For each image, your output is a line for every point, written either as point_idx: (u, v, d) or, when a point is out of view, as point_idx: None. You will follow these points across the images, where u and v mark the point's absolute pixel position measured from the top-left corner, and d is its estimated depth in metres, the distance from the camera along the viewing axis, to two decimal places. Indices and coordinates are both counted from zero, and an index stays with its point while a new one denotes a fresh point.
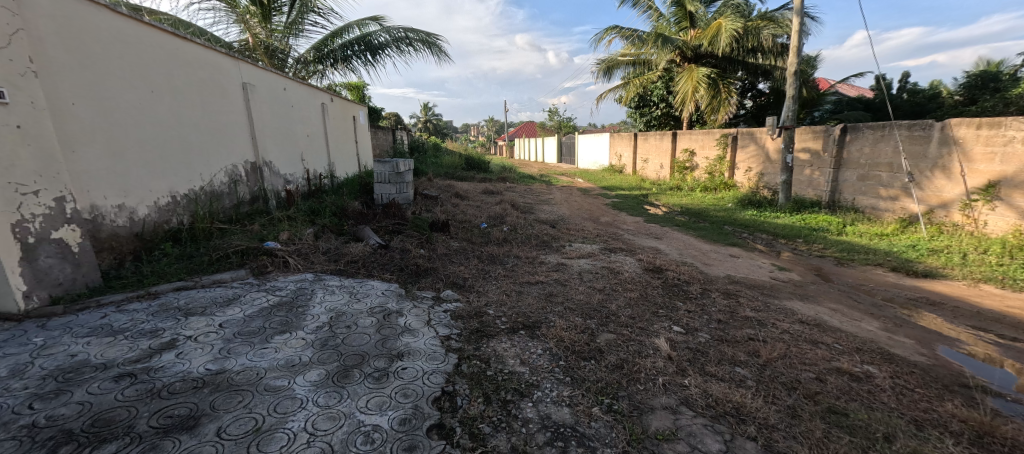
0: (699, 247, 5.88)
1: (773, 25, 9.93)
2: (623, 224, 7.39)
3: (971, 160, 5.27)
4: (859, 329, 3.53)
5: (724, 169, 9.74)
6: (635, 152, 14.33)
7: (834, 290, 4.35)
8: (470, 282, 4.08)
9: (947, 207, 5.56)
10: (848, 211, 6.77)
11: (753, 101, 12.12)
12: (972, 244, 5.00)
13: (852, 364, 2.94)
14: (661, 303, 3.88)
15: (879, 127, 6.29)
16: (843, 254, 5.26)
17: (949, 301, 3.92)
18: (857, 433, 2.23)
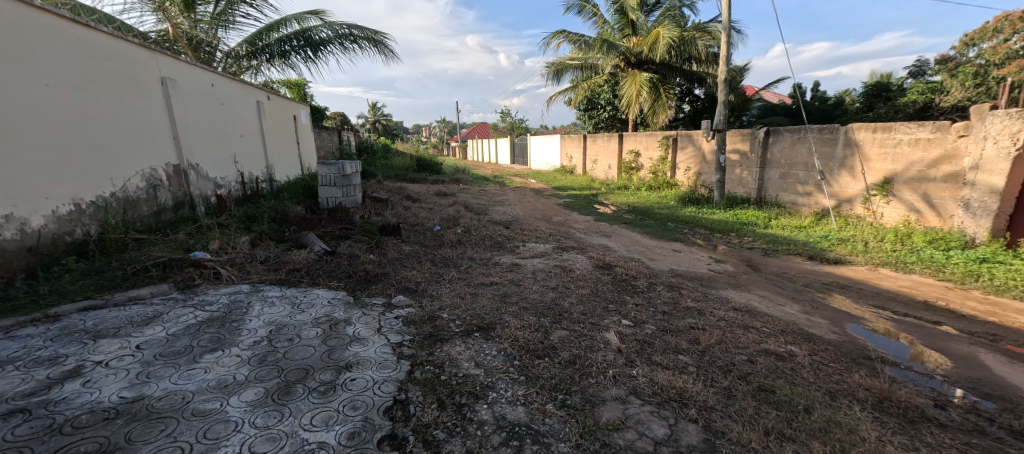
0: (644, 243, 6.22)
1: (706, 36, 10.67)
2: (574, 223, 7.65)
3: (869, 160, 5.99)
4: (784, 313, 3.91)
5: (666, 169, 10.31)
6: (584, 153, 14.80)
7: (763, 278, 4.78)
8: (423, 286, 4.08)
9: (851, 201, 6.27)
10: (773, 207, 7.43)
11: (690, 106, 12.94)
12: (872, 233, 5.67)
13: (777, 345, 3.26)
14: (611, 298, 4.09)
15: (797, 130, 6.97)
16: (770, 245, 5.77)
17: (855, 284, 4.45)
18: (782, 407, 2.50)
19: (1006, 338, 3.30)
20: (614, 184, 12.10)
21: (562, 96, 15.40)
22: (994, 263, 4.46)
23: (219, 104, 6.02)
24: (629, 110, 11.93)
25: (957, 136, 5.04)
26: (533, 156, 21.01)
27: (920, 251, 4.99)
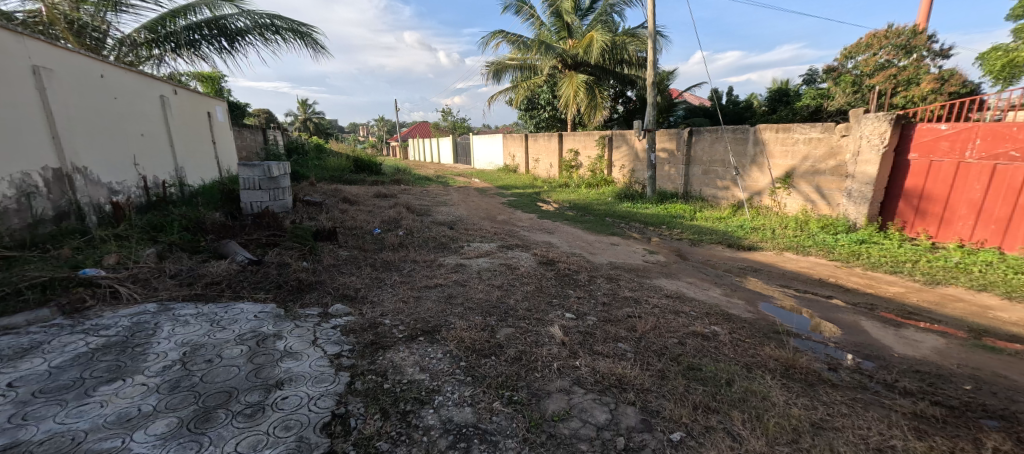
0: (585, 238, 6.51)
1: (635, 41, 11.32)
2: (518, 221, 7.81)
3: (773, 157, 6.73)
4: (708, 296, 4.31)
5: (603, 167, 10.81)
6: (526, 152, 15.09)
7: (690, 266, 5.21)
8: (363, 293, 4.00)
9: (761, 193, 7.02)
10: (698, 200, 8.08)
11: (624, 107, 13.68)
12: (779, 221, 6.37)
13: (703, 327, 3.60)
14: (555, 293, 4.27)
15: (715, 130, 7.64)
16: (695, 236, 6.29)
17: (766, 267, 5.00)
18: (708, 383, 2.79)
19: (881, 306, 3.89)
20: (555, 182, 12.47)
21: (503, 95, 15.55)
22: (873, 245, 5.23)
23: (112, 99, 5.44)
24: (567, 110, 12.33)
25: (841, 135, 5.80)
26: (476, 156, 21.06)
27: (816, 236, 5.71)
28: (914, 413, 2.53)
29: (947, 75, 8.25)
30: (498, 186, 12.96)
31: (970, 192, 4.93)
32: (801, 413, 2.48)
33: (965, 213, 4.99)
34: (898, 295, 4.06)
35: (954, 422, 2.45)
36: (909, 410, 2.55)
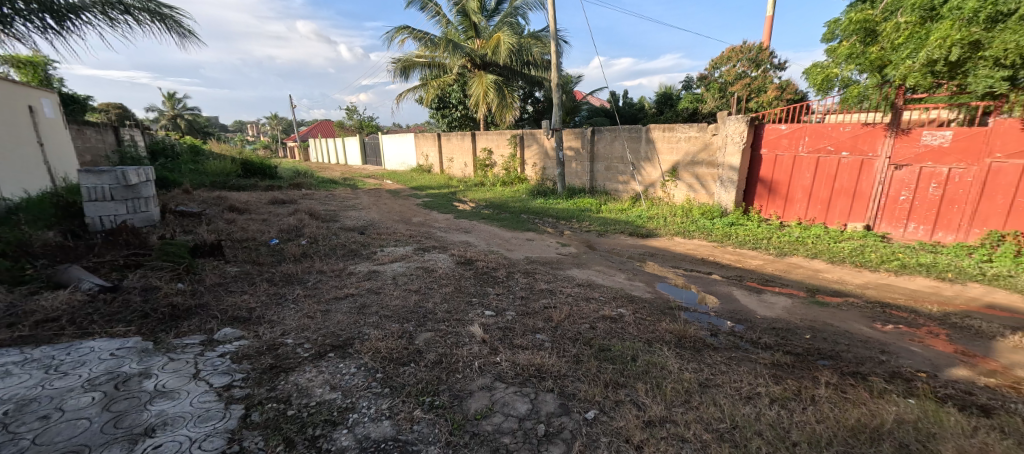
0: (501, 235, 6.71)
1: (539, 44, 11.80)
2: (434, 223, 7.77)
3: (662, 152, 7.55)
4: (614, 282, 4.75)
5: (516, 165, 11.19)
6: (439, 152, 14.98)
7: (598, 255, 5.67)
8: (259, 313, 3.71)
9: (653, 185, 7.85)
10: (602, 194, 8.76)
11: (533, 106, 14.27)
12: (670, 210, 7.18)
13: (611, 310, 3.97)
14: (474, 292, 4.39)
15: (613, 129, 8.37)
16: (601, 228, 6.83)
17: (660, 251, 5.65)
18: (616, 361, 3.11)
19: (748, 277, 4.63)
20: (470, 181, 12.59)
21: (412, 94, 15.21)
22: (741, 226, 6.17)
23: None
24: (477, 109, 12.54)
25: (713, 134, 6.75)
26: (386, 156, 20.35)
27: (698, 221, 6.55)
28: (773, 363, 3.09)
29: (783, 87, 10.10)
30: (412, 187, 12.73)
31: (802, 179, 6.10)
32: (691, 376, 2.90)
33: (800, 196, 6.15)
34: (760, 267, 4.86)
35: (799, 366, 3.03)
36: (769, 361, 3.10)
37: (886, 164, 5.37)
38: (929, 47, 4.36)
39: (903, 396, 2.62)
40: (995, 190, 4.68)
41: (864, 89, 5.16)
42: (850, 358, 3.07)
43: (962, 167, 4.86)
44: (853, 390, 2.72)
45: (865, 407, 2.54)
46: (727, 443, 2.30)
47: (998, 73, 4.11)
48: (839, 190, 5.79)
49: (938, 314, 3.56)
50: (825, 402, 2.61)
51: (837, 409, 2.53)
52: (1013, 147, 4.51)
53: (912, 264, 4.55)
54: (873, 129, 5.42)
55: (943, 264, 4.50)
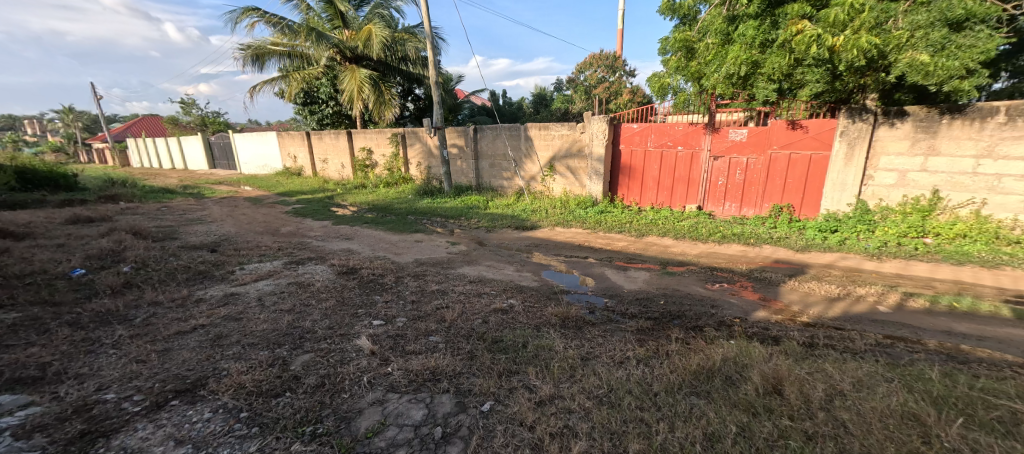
0: (387, 239, 6.48)
1: (414, 39, 11.63)
2: (309, 231, 7.13)
3: (539, 149, 8.16)
4: (503, 274, 4.99)
5: (400, 165, 10.97)
6: (311, 152, 13.88)
7: (488, 250, 5.90)
8: (59, 368, 2.98)
9: (534, 180, 8.44)
10: (489, 191, 9.13)
11: (414, 104, 14.09)
12: (550, 202, 7.82)
13: (502, 302, 4.19)
14: (360, 302, 4.22)
15: (496, 129, 8.78)
16: (489, 223, 7.12)
17: (543, 241, 6.14)
18: (509, 350, 3.35)
19: (616, 257, 5.31)
20: (349, 183, 11.97)
21: (269, 86, 13.68)
22: (609, 213, 7.04)
23: None
24: (352, 105, 11.97)
25: (581, 132, 7.53)
26: (244, 158, 17.98)
27: (574, 211, 7.28)
28: (637, 329, 3.62)
29: (635, 90, 11.70)
30: (280, 192, 11.60)
31: (651, 169, 7.19)
32: (574, 353, 3.25)
33: (651, 185, 7.26)
34: (625, 248, 5.61)
35: (657, 328, 3.61)
36: (634, 328, 3.63)
37: (707, 156, 6.63)
38: (728, 63, 5.31)
39: (726, 338, 3.31)
40: (775, 174, 6.17)
41: (690, 97, 6.34)
42: (691, 315, 3.76)
43: (756, 158, 6.28)
44: (694, 340, 3.34)
45: (701, 352, 3.15)
46: (604, 405, 2.67)
47: (772, 85, 5.25)
48: (678, 179, 6.98)
49: (748, 271, 4.56)
50: (674, 354, 3.17)
51: (683, 358, 3.10)
52: (785, 140, 6.01)
53: (729, 234, 5.71)
54: (696, 128, 6.66)
55: (749, 232, 5.73)
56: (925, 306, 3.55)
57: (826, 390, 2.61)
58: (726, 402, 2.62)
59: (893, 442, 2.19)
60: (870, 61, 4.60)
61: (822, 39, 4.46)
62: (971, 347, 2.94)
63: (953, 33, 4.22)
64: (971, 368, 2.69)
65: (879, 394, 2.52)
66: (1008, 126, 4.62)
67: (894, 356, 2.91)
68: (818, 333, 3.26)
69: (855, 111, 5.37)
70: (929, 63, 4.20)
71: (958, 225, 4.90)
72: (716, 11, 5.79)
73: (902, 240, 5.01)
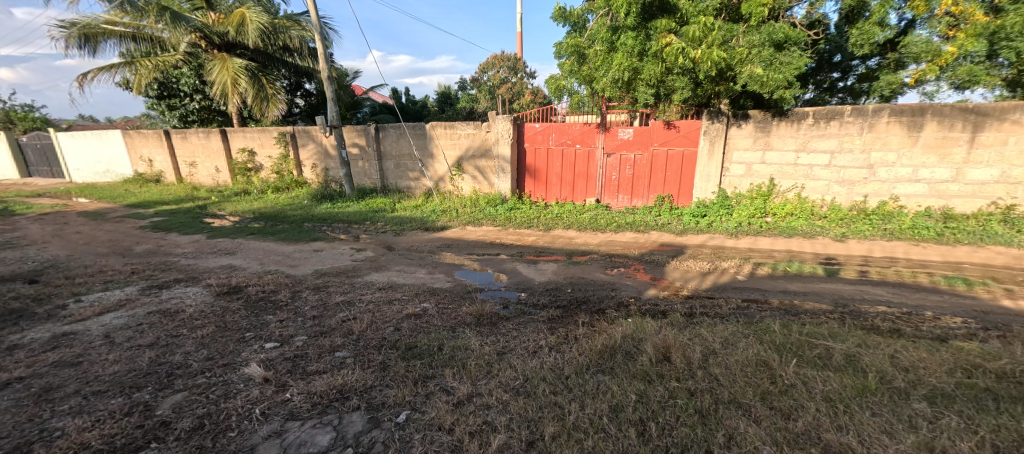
0: (280, 250, 5.83)
1: (298, 27, 10.56)
2: (178, 247, 6.07)
3: (446, 148, 8.12)
4: (414, 278, 4.85)
5: (291, 168, 9.98)
6: (173, 155, 11.86)
7: (397, 254, 5.68)
8: None
9: (443, 180, 8.37)
10: (395, 193, 8.78)
11: (304, 100, 12.79)
12: (460, 202, 7.83)
13: (415, 307, 4.09)
14: (247, 325, 3.74)
15: (399, 127, 8.46)
16: (397, 227, 6.86)
17: (455, 241, 6.11)
18: (425, 354, 3.29)
19: (526, 252, 5.53)
20: (227, 190, 10.50)
21: (108, 74, 11.33)
22: (518, 210, 7.32)
23: None
24: (228, 100, 10.51)
25: (487, 131, 7.68)
26: (74, 163, 14.58)
27: (485, 210, 7.41)
28: (549, 318, 3.83)
29: None
30: (131, 203, 9.69)
31: (554, 167, 7.64)
32: (490, 349, 3.31)
33: (554, 181, 7.70)
34: (534, 242, 5.88)
35: (565, 315, 3.86)
36: (546, 318, 3.83)
37: (602, 153, 7.26)
38: (614, 70, 5.84)
39: (624, 317, 3.68)
40: (657, 168, 7.00)
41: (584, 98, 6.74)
42: (595, 299, 4.10)
43: (642, 154, 7.04)
44: (597, 323, 3.65)
45: (604, 332, 3.47)
46: (520, 395, 2.79)
47: (650, 90, 5.95)
48: (578, 175, 7.52)
49: (640, 255, 5.12)
50: (581, 337, 3.43)
51: (589, 340, 3.37)
52: (664, 138, 6.85)
53: (623, 223, 6.34)
54: (590, 127, 7.23)
55: (640, 221, 6.42)
56: (768, 272, 4.38)
57: (702, 351, 3.08)
58: (626, 374, 2.92)
59: (752, 386, 2.67)
60: (721, 73, 5.53)
61: (686, 51, 5.20)
62: (799, 301, 3.72)
63: (777, 52, 5.29)
64: (800, 319, 3.40)
65: (741, 349, 3.05)
66: (816, 127, 5.90)
67: (749, 315, 3.53)
68: (695, 304, 3.82)
69: (714, 114, 6.34)
70: (763, 76, 5.18)
71: (788, 206, 6.14)
72: (602, 21, 6.34)
73: (751, 220, 6.10)
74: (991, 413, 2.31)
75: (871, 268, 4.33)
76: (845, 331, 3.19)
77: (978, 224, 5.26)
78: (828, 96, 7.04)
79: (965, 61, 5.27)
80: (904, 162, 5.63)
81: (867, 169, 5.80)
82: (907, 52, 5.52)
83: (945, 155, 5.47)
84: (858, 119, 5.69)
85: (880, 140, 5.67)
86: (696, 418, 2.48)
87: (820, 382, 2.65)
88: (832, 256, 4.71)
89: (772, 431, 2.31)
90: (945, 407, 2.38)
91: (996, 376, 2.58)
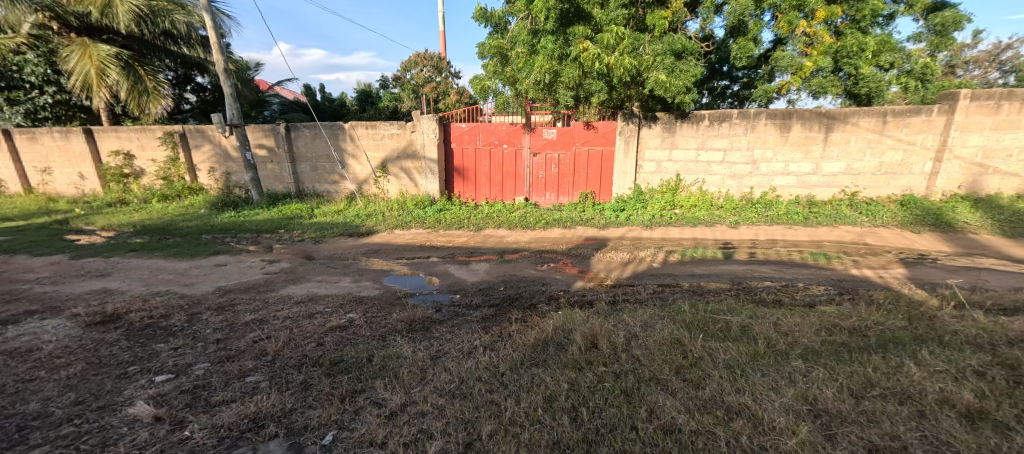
0: (173, 267, 5.06)
1: (182, 12, 9.26)
2: (31, 271, 4.97)
3: (368, 150, 7.73)
4: (339, 288, 4.53)
5: (181, 172, 8.72)
6: (17, 160, 9.61)
7: (317, 264, 5.25)
8: None
9: (366, 183, 7.95)
10: (314, 197, 8.10)
11: (196, 96, 11.10)
12: (386, 205, 7.51)
13: (340, 319, 3.82)
14: (131, 357, 3.20)
15: (315, 127, 7.82)
16: (317, 234, 6.36)
17: (382, 247, 5.83)
18: (352, 367, 3.11)
19: (457, 253, 5.47)
20: (96, 201, 8.78)
21: None
22: (448, 211, 7.22)
23: None
24: (92, 95, 8.70)
25: (412, 132, 7.47)
26: None
27: (413, 212, 7.20)
28: (484, 318, 3.84)
29: None
30: None
31: (482, 167, 7.66)
32: (424, 355, 3.22)
33: (483, 181, 7.73)
34: (466, 243, 5.85)
35: (498, 314, 3.90)
36: (480, 318, 3.84)
37: (529, 153, 7.44)
38: (536, 72, 5.93)
39: (555, 310, 3.83)
40: (580, 167, 7.37)
41: (509, 100, 6.81)
42: (526, 294, 4.21)
43: (566, 154, 7.36)
44: (530, 318, 3.75)
45: (537, 326, 3.57)
46: (457, 398, 2.76)
47: (570, 92, 6.16)
48: (506, 174, 7.62)
49: (567, 250, 5.36)
50: (514, 333, 3.50)
51: (522, 335, 3.45)
52: (585, 138, 7.23)
53: (551, 219, 6.58)
54: (516, 128, 7.36)
55: (566, 217, 6.71)
56: (678, 258, 4.88)
57: (625, 335, 3.33)
58: (558, 365, 3.05)
59: (668, 363, 2.96)
60: (632, 77, 5.96)
61: (601, 57, 5.57)
62: (704, 282, 4.19)
63: (676, 61, 5.95)
64: (705, 298, 3.84)
65: (657, 330, 3.36)
66: (711, 128, 6.66)
67: (664, 298, 3.90)
68: (618, 292, 4.11)
69: (626, 115, 6.84)
70: (667, 82, 5.74)
71: (692, 198, 6.85)
72: (522, 23, 6.42)
73: (661, 212, 6.72)
74: (847, 363, 2.82)
75: (758, 250, 5.03)
76: (741, 305, 3.68)
77: (834, 208, 6.37)
78: (719, 101, 8.08)
79: (819, 74, 6.37)
80: (779, 158, 6.62)
81: (752, 164, 6.71)
82: (778, 65, 6.41)
83: (808, 152, 6.53)
84: (742, 121, 6.54)
85: (760, 140, 6.59)
86: (622, 398, 2.67)
87: (722, 351, 3.02)
88: (729, 241, 5.38)
89: (685, 401, 2.58)
90: (815, 362, 2.86)
91: (848, 332, 3.16)
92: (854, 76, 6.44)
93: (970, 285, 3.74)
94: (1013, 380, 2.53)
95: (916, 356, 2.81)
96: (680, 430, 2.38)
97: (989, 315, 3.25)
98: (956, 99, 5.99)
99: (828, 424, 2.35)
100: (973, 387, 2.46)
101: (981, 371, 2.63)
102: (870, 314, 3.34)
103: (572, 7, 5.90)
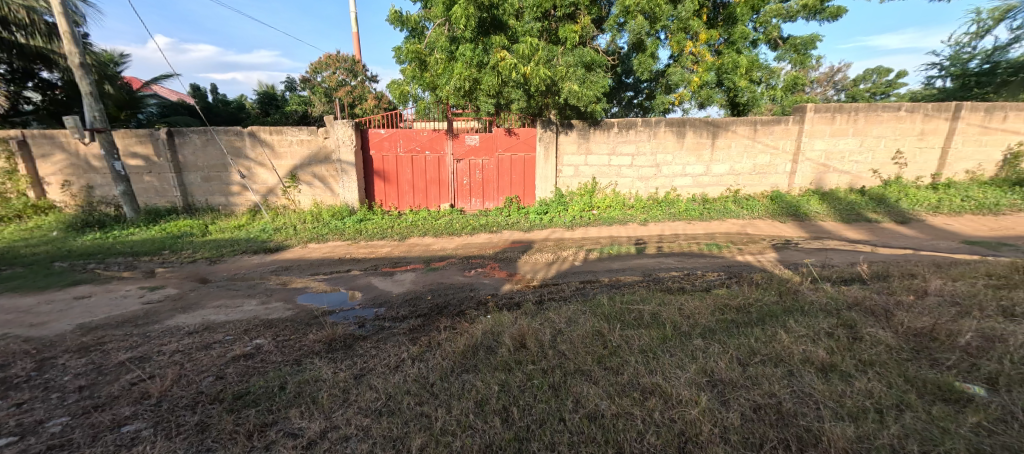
0: (13, 305, 4.05)
1: None
2: None
3: (275, 157, 7.01)
4: (244, 312, 4.03)
5: (21, 187, 7.05)
6: None
7: (214, 288, 4.61)
8: None
9: (273, 193, 7.18)
10: (206, 212, 7.11)
11: (42, 94, 9.11)
12: (298, 217, 6.88)
13: (243, 346, 3.41)
14: None
15: (205, 131, 6.86)
16: (214, 253, 5.60)
17: (292, 263, 5.32)
18: (259, 399, 2.79)
19: (380, 264, 5.22)
20: None
21: None
22: (369, 221, 6.85)
23: None
24: None
25: (324, 138, 6.94)
26: None
27: (329, 223, 6.70)
28: (412, 329, 3.71)
29: None
30: None
31: (404, 173, 7.39)
32: (346, 375, 3.01)
33: (405, 188, 7.46)
34: (389, 253, 5.60)
35: (426, 324, 3.79)
36: (408, 329, 3.71)
37: (452, 159, 7.36)
38: (455, 79, 5.83)
39: (484, 315, 3.85)
40: (502, 172, 7.47)
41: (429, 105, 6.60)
42: (454, 301, 4.18)
43: (488, 160, 7.41)
44: (459, 324, 3.72)
45: (466, 332, 3.55)
46: (384, 416, 2.62)
47: (489, 99, 6.39)
48: (429, 181, 7.44)
49: (494, 254, 5.42)
50: (444, 341, 3.44)
51: (452, 343, 3.40)
52: (506, 145, 7.35)
53: (478, 225, 6.60)
54: (438, 135, 7.25)
55: (492, 222, 6.76)
56: (597, 255, 5.22)
57: (552, 332, 3.47)
58: (488, 368, 3.07)
59: (590, 354, 3.15)
60: (548, 86, 6.16)
61: (517, 67, 5.64)
62: (621, 277, 4.53)
63: (586, 72, 6.39)
64: (622, 290, 4.16)
65: (581, 324, 3.55)
66: (620, 134, 7.23)
67: (585, 294, 4.15)
68: (544, 291, 4.26)
69: (544, 122, 7.11)
70: (579, 92, 6.08)
71: (607, 199, 7.36)
72: (439, 30, 6.34)
73: (581, 213, 7.13)
74: (736, 336, 3.26)
75: (662, 243, 5.59)
76: (652, 294, 4.06)
77: (722, 204, 7.31)
78: (626, 110, 8.80)
79: (705, 86, 7.22)
80: (677, 162, 7.42)
81: (655, 167, 7.41)
82: (672, 80, 7.21)
83: (701, 156, 7.41)
84: (646, 128, 7.20)
85: (660, 145, 7.30)
86: (550, 392, 2.78)
87: (637, 338, 3.30)
88: (640, 238, 5.87)
89: (607, 388, 2.77)
90: (711, 339, 3.25)
91: (736, 310, 3.66)
92: (731, 89, 7.40)
93: (822, 263, 4.58)
94: (852, 337, 3.14)
95: (786, 325, 3.35)
96: (603, 415, 2.55)
97: (834, 285, 4.02)
98: (804, 111, 7.26)
99: (723, 392, 2.69)
100: (825, 346, 3.01)
101: (830, 331, 3.22)
102: (752, 293, 3.91)
103: (489, 16, 5.97)
